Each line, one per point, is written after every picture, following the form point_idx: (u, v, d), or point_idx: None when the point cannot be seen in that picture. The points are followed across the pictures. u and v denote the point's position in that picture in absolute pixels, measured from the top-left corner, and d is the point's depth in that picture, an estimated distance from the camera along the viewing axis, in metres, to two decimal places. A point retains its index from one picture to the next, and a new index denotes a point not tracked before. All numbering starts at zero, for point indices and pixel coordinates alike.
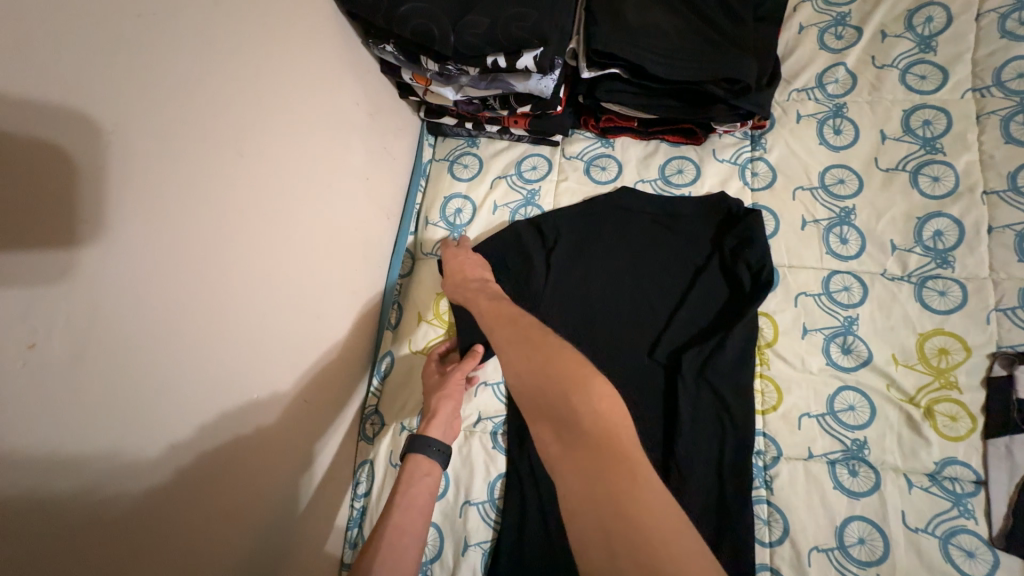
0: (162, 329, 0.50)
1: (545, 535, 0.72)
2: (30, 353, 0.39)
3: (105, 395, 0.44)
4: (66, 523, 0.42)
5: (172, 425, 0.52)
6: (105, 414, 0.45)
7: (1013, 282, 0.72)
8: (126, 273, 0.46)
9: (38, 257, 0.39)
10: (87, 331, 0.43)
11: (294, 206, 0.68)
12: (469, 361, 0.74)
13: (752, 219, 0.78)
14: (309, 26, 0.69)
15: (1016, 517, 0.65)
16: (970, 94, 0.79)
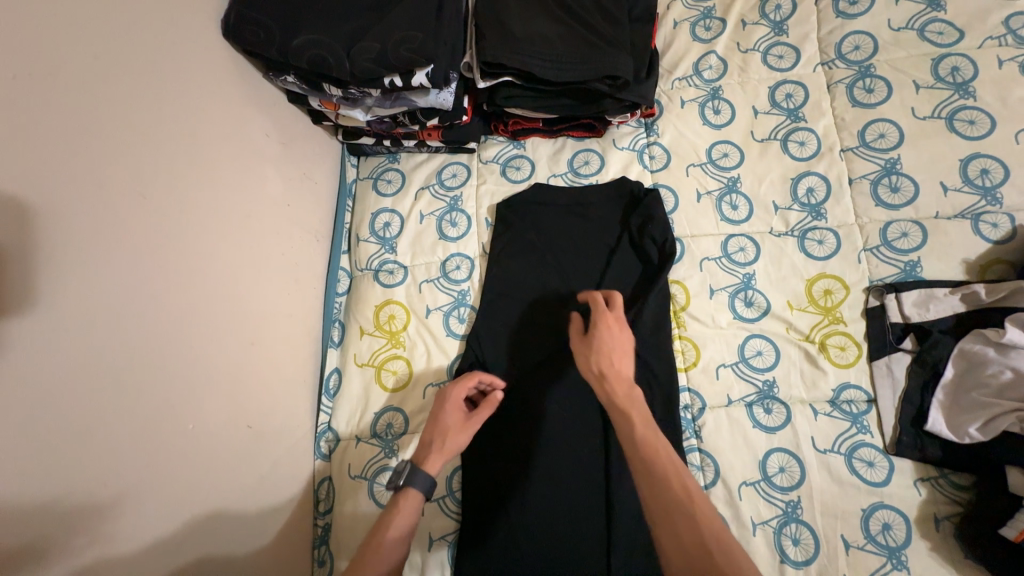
0: (80, 376, 0.50)
1: (506, 518, 0.75)
2: None
3: (25, 439, 0.45)
4: None
5: (104, 471, 0.52)
6: (29, 460, 0.45)
7: (874, 225, 0.83)
8: (30, 327, 0.46)
9: None
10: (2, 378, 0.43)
11: (214, 240, 0.70)
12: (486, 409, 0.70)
13: (652, 198, 0.86)
14: (205, 64, 0.70)
15: (901, 425, 0.75)
16: (820, 68, 0.91)
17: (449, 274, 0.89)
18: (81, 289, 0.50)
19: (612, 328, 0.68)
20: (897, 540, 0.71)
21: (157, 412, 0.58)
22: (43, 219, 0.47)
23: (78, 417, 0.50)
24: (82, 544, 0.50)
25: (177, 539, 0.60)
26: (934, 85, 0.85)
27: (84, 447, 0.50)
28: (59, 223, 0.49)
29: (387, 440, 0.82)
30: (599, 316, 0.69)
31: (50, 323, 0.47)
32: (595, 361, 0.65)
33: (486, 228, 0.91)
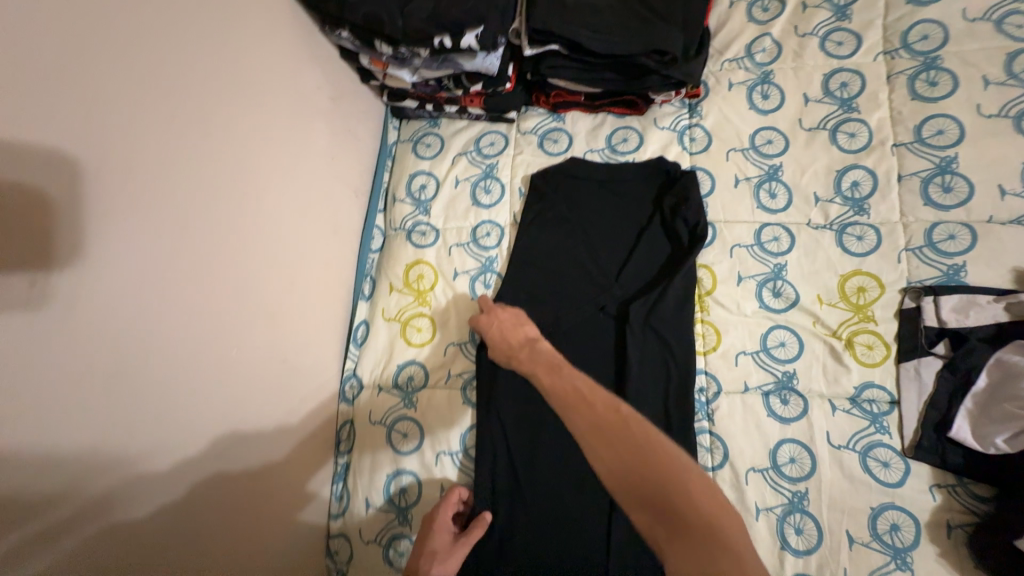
0: (138, 291, 0.55)
1: (512, 476, 0.78)
2: (35, 288, 0.44)
3: (94, 335, 0.50)
4: (66, 443, 0.48)
5: (152, 381, 0.56)
6: (95, 355, 0.50)
7: (919, 224, 0.80)
8: (94, 240, 0.50)
9: (39, 208, 0.44)
10: (79, 277, 0.48)
11: (262, 183, 0.74)
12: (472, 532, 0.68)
13: (688, 179, 0.85)
14: (262, 14, 0.73)
15: (924, 429, 0.74)
16: (882, 57, 0.86)
17: (479, 240, 0.92)
18: (139, 212, 0.55)
19: (492, 317, 0.77)
20: (904, 541, 0.71)
21: (203, 334, 0.63)
22: (112, 144, 0.51)
23: (134, 329, 0.54)
24: (135, 442, 0.55)
25: (215, 451, 0.66)
26: (1006, 82, 0.80)
27: (139, 357, 0.55)
28: (124, 149, 0.53)
29: (408, 391, 0.86)
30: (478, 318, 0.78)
31: (111, 239, 0.52)
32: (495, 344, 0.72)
33: (519, 198, 0.92)
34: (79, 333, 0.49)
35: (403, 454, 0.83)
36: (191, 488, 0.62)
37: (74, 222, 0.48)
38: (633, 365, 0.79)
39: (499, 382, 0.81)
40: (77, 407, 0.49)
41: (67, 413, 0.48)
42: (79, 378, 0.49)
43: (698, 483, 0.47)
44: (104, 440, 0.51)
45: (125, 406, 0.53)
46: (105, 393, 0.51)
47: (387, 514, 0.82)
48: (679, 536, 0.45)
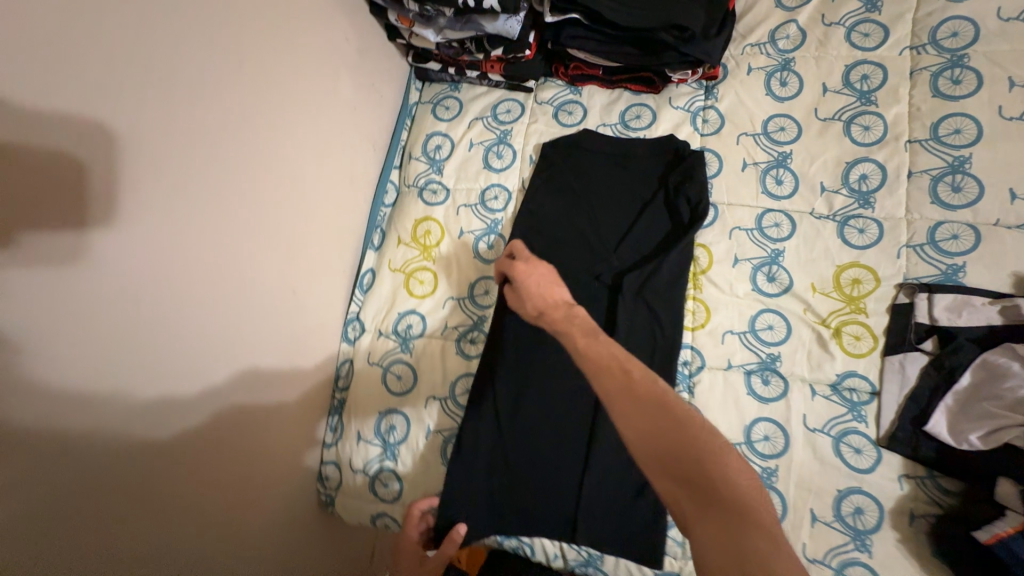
0: (165, 201, 0.60)
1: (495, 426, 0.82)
2: (77, 179, 0.50)
3: (126, 232, 0.55)
4: (99, 324, 0.53)
5: (174, 287, 0.62)
6: (125, 250, 0.55)
7: (924, 222, 0.80)
8: (131, 148, 0.55)
9: (81, 108, 0.49)
10: (115, 177, 0.53)
11: (286, 123, 0.78)
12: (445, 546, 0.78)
13: (695, 158, 0.87)
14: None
15: (900, 421, 0.75)
16: (907, 51, 0.85)
17: (487, 202, 0.95)
18: (171, 129, 0.59)
19: (525, 270, 0.75)
20: (866, 525, 0.73)
21: (222, 253, 0.68)
22: (152, 61, 0.56)
23: (161, 236, 0.59)
24: (157, 339, 0.60)
25: (227, 363, 0.71)
26: None
27: (163, 260, 0.60)
28: (162, 68, 0.57)
29: (406, 338, 0.91)
30: (511, 268, 0.76)
31: (145, 150, 0.57)
32: (529, 302, 0.71)
33: (529, 165, 0.95)
34: (113, 229, 0.54)
35: (396, 395, 0.88)
36: (203, 393, 0.67)
37: (115, 127, 0.53)
38: (621, 333, 0.82)
39: (492, 336, 0.86)
40: (109, 296, 0.54)
41: (99, 299, 0.53)
42: (111, 270, 0.54)
43: (734, 460, 0.46)
44: (131, 330, 0.57)
45: (149, 302, 0.59)
46: (133, 289, 0.56)
47: (376, 448, 0.87)
48: (714, 519, 0.42)
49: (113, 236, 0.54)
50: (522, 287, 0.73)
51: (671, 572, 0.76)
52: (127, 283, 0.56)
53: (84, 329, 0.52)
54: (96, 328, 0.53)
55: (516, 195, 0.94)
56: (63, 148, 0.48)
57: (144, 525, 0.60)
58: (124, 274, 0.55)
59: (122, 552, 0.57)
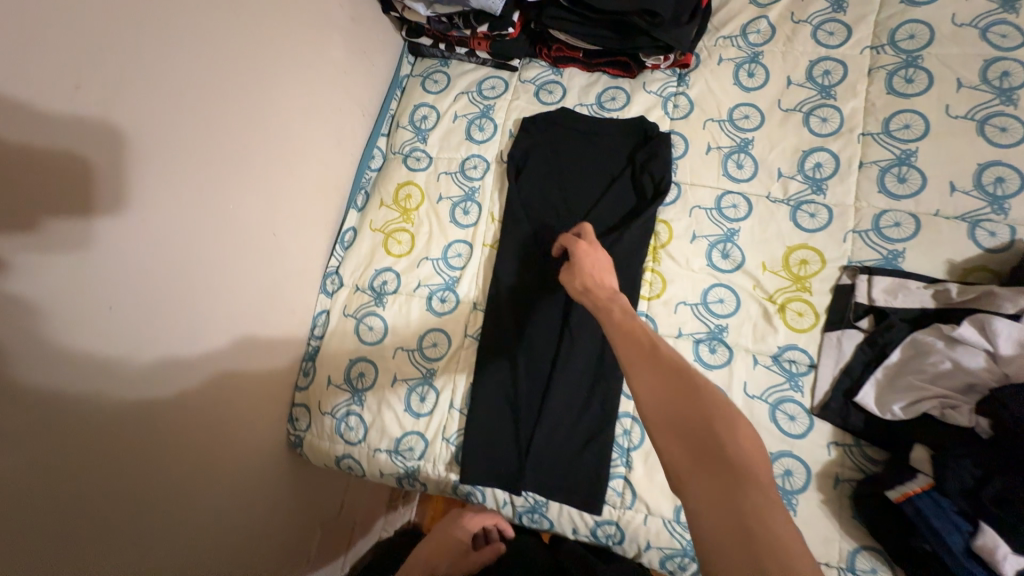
0: (155, 129, 0.64)
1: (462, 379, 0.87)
2: (72, 93, 0.54)
3: (116, 151, 0.59)
4: (85, 230, 0.57)
5: (160, 209, 0.66)
6: (114, 167, 0.59)
7: (870, 209, 0.85)
8: (127, 75, 0.60)
9: (82, 30, 0.54)
10: (110, 98, 0.58)
11: (278, 76, 0.83)
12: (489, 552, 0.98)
13: (661, 139, 0.92)
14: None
15: (833, 392, 0.80)
16: (868, 51, 0.91)
17: (466, 171, 1.00)
18: (166, 64, 0.64)
19: (583, 247, 0.77)
20: (794, 486, 0.77)
21: (209, 188, 0.73)
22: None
23: (151, 161, 0.64)
24: (141, 256, 0.64)
25: (210, 293, 0.75)
26: (977, 86, 0.84)
27: (151, 184, 0.64)
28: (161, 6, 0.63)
29: (380, 293, 0.96)
30: (571, 243, 0.78)
31: (140, 78, 0.61)
32: (577, 277, 0.74)
33: (508, 138, 1.01)
34: (106, 147, 0.58)
35: (367, 345, 0.94)
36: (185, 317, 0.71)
37: (112, 52, 0.58)
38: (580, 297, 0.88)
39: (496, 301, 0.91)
40: (96, 207, 0.58)
41: (87, 207, 0.57)
42: (103, 185, 0.58)
43: (742, 433, 0.47)
44: (116, 242, 0.61)
45: (135, 221, 0.63)
46: (122, 206, 0.61)
47: (344, 393, 0.92)
48: (711, 478, 0.44)
49: (106, 153, 0.58)
50: (575, 262, 0.76)
51: (610, 521, 0.82)
52: (118, 200, 0.60)
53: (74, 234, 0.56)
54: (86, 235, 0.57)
55: (494, 166, 1.00)
56: (60, 62, 0.53)
57: (125, 432, 0.64)
58: (114, 190, 0.60)
59: (101, 453, 0.62)
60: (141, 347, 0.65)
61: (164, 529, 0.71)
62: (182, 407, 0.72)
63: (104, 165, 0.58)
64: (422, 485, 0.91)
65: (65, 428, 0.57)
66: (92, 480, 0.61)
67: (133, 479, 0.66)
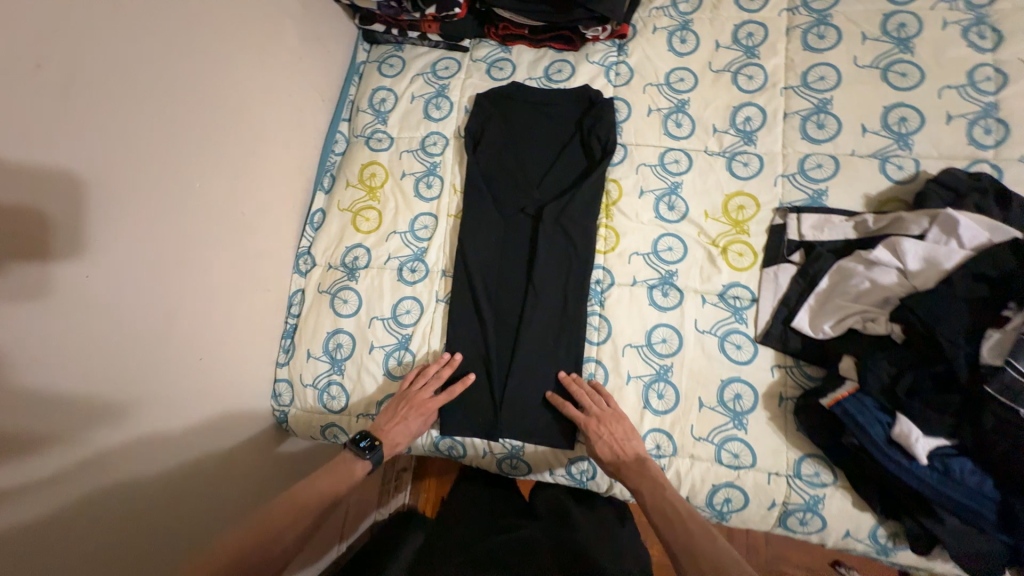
0: (120, 112, 0.67)
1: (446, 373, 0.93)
2: (38, 77, 0.58)
3: (82, 132, 0.63)
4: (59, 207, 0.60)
5: (129, 190, 0.69)
6: (80, 147, 0.63)
7: (795, 155, 0.93)
8: (89, 60, 0.63)
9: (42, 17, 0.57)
10: (74, 82, 0.61)
11: (235, 63, 0.87)
12: (457, 388, 0.88)
13: (606, 104, 0.99)
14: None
15: (773, 321, 0.88)
16: (785, 13, 0.99)
17: (427, 148, 1.05)
18: (127, 44, 0.68)
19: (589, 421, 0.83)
20: (744, 407, 0.85)
21: (175, 171, 0.76)
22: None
23: (118, 137, 0.67)
24: (114, 235, 0.67)
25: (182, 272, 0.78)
26: (880, 38, 0.93)
27: (118, 164, 0.67)
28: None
29: (352, 268, 1.01)
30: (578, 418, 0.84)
31: (103, 57, 0.65)
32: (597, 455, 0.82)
33: (464, 115, 1.06)
34: (73, 120, 0.62)
35: (343, 318, 0.98)
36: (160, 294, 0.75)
37: (73, 38, 0.61)
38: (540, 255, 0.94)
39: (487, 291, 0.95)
40: (68, 186, 0.61)
41: (59, 185, 0.60)
42: (72, 156, 0.62)
43: None
44: (89, 220, 0.64)
45: (106, 200, 0.66)
46: (91, 184, 0.64)
47: (324, 364, 0.97)
48: None
49: (72, 125, 0.62)
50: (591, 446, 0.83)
51: (582, 458, 0.89)
52: (89, 172, 0.64)
53: (50, 200, 0.59)
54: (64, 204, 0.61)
55: (453, 141, 1.05)
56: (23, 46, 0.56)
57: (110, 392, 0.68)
58: (82, 168, 0.63)
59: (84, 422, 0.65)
60: (120, 314, 0.69)
61: (156, 492, 0.74)
62: (160, 371, 0.76)
63: (72, 139, 0.62)
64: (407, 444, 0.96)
65: (53, 385, 0.61)
66: (80, 440, 0.64)
67: (120, 439, 0.70)
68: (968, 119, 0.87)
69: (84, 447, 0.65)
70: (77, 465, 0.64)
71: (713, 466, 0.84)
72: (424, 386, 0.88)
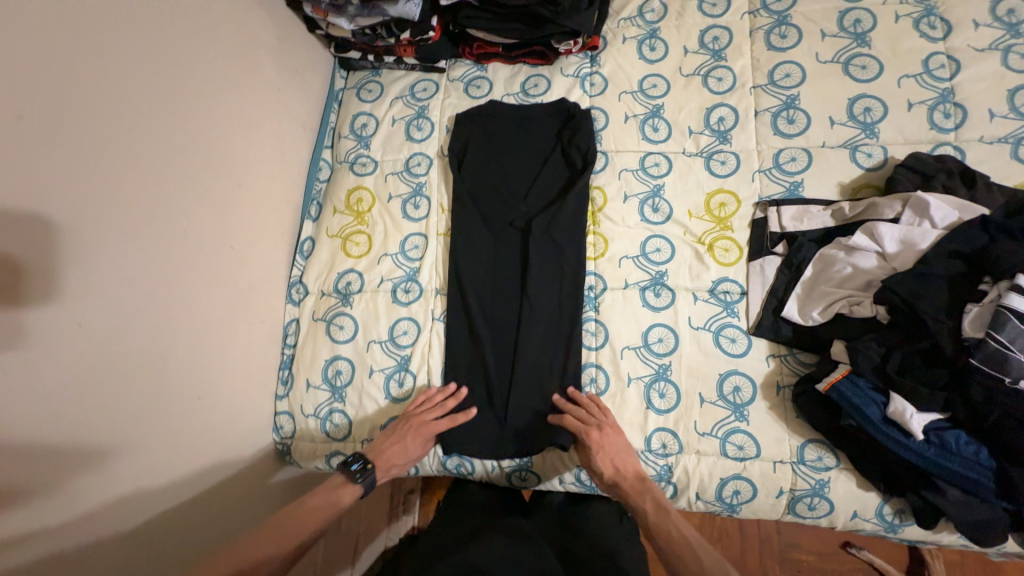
0: (100, 161, 0.67)
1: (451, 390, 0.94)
2: (15, 133, 0.57)
3: (63, 183, 0.62)
4: (42, 261, 0.60)
5: (113, 237, 0.69)
6: (61, 199, 0.62)
7: (770, 150, 0.97)
8: (66, 111, 0.63)
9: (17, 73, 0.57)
10: (52, 135, 0.61)
11: (214, 101, 0.87)
12: (461, 419, 0.88)
13: (583, 115, 1.01)
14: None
15: (764, 312, 0.90)
16: (747, 16, 1.03)
17: (411, 169, 1.06)
18: (104, 89, 0.68)
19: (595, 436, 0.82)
20: (743, 399, 0.87)
21: (160, 214, 0.76)
22: (82, 29, 0.65)
23: (101, 182, 0.67)
24: (99, 283, 0.67)
25: (171, 314, 0.78)
26: (838, 34, 0.98)
27: (101, 212, 0.67)
28: (91, 34, 0.66)
29: (345, 293, 1.00)
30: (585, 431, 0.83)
31: (82, 103, 0.65)
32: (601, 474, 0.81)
33: (446, 134, 1.08)
34: (54, 167, 0.61)
35: (340, 344, 0.97)
36: (151, 339, 0.74)
37: (49, 91, 0.61)
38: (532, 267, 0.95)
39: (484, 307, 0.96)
40: (50, 239, 0.61)
41: (41, 240, 0.60)
42: (55, 205, 0.61)
43: None
44: (73, 271, 0.63)
45: (88, 249, 0.66)
46: (73, 236, 0.64)
47: (324, 392, 0.96)
48: None
49: (54, 173, 0.61)
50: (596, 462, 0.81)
51: None
52: (73, 218, 0.64)
53: (36, 249, 0.59)
54: (50, 252, 0.60)
55: (438, 160, 1.06)
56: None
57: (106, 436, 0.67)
58: (63, 220, 0.62)
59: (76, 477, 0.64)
60: (112, 357, 0.68)
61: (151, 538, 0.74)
62: (156, 411, 0.75)
63: (54, 188, 0.61)
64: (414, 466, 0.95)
65: (46, 434, 0.60)
66: (72, 495, 0.63)
67: (117, 483, 0.69)
68: (928, 105, 0.92)
69: (79, 493, 0.64)
70: (73, 510, 0.64)
71: (719, 460, 0.86)
72: (428, 410, 0.88)
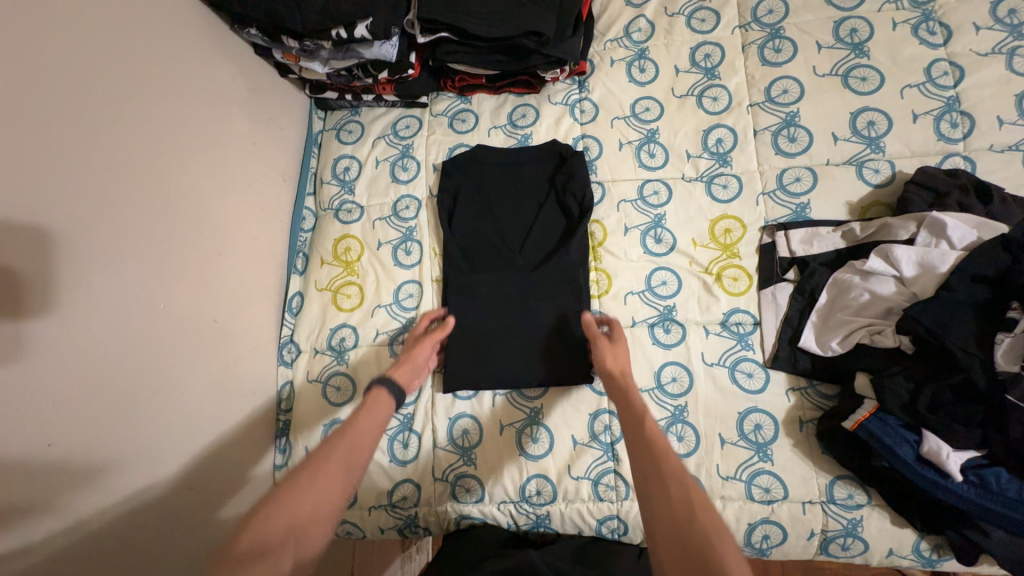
0: (66, 259, 0.62)
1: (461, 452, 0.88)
2: None
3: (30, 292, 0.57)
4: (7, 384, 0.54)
5: (89, 338, 0.63)
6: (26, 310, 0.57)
7: (772, 171, 0.93)
8: (25, 213, 0.57)
9: None
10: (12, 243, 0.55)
11: (189, 168, 0.81)
12: (439, 333, 0.87)
13: (576, 159, 0.97)
14: (169, 7, 0.81)
15: (780, 343, 0.86)
16: (738, 30, 0.99)
17: (400, 213, 1.01)
18: (67, 179, 0.62)
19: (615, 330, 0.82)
20: (766, 438, 0.83)
21: (138, 301, 0.70)
22: (32, 118, 0.59)
23: (70, 280, 0.62)
24: (75, 392, 0.61)
25: (157, 405, 0.72)
26: (835, 45, 0.94)
27: (72, 313, 0.62)
28: (43, 122, 0.60)
29: (340, 351, 0.95)
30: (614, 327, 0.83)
31: (37, 199, 0.59)
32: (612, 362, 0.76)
33: (433, 174, 1.03)
34: (19, 274, 0.56)
35: (337, 407, 0.92)
36: (137, 436, 0.69)
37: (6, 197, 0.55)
38: (532, 323, 0.90)
39: (487, 373, 0.89)
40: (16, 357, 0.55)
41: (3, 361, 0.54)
42: (19, 318, 0.56)
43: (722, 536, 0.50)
44: (44, 385, 0.58)
45: (62, 357, 0.60)
46: (42, 348, 0.58)
47: None
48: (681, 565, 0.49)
49: (17, 285, 0.55)
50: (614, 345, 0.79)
51: (612, 516, 0.84)
52: (37, 325, 0.58)
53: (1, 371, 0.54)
54: (13, 374, 0.55)
55: (428, 202, 1.01)
56: None
57: (88, 550, 0.63)
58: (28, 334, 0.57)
59: None
60: (92, 466, 0.63)
61: None
62: (144, 513, 0.70)
63: (16, 300, 0.56)
64: (425, 528, 0.90)
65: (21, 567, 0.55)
66: None
67: None
68: (934, 116, 0.88)
69: None
70: None
71: (746, 504, 0.81)
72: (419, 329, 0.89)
